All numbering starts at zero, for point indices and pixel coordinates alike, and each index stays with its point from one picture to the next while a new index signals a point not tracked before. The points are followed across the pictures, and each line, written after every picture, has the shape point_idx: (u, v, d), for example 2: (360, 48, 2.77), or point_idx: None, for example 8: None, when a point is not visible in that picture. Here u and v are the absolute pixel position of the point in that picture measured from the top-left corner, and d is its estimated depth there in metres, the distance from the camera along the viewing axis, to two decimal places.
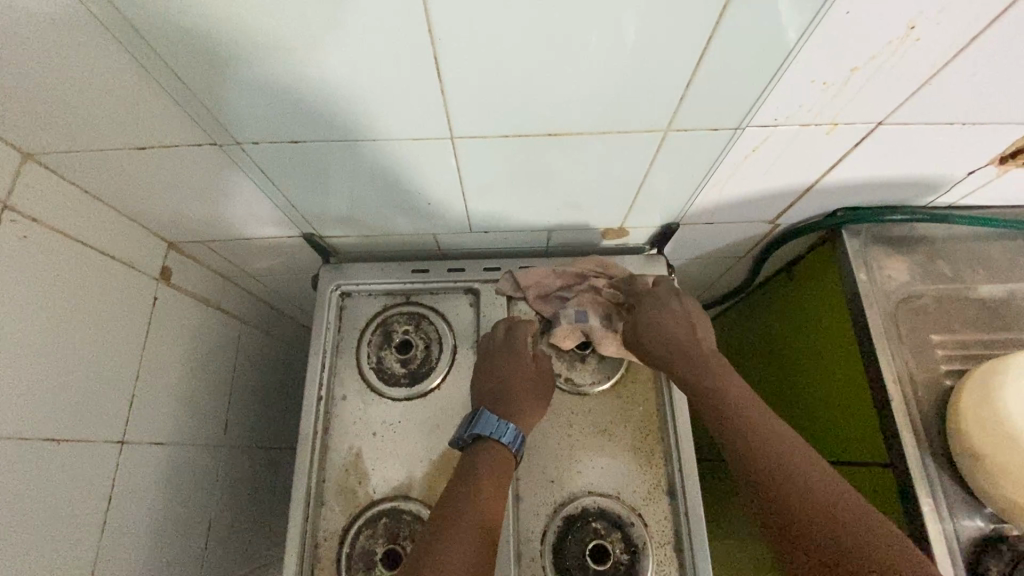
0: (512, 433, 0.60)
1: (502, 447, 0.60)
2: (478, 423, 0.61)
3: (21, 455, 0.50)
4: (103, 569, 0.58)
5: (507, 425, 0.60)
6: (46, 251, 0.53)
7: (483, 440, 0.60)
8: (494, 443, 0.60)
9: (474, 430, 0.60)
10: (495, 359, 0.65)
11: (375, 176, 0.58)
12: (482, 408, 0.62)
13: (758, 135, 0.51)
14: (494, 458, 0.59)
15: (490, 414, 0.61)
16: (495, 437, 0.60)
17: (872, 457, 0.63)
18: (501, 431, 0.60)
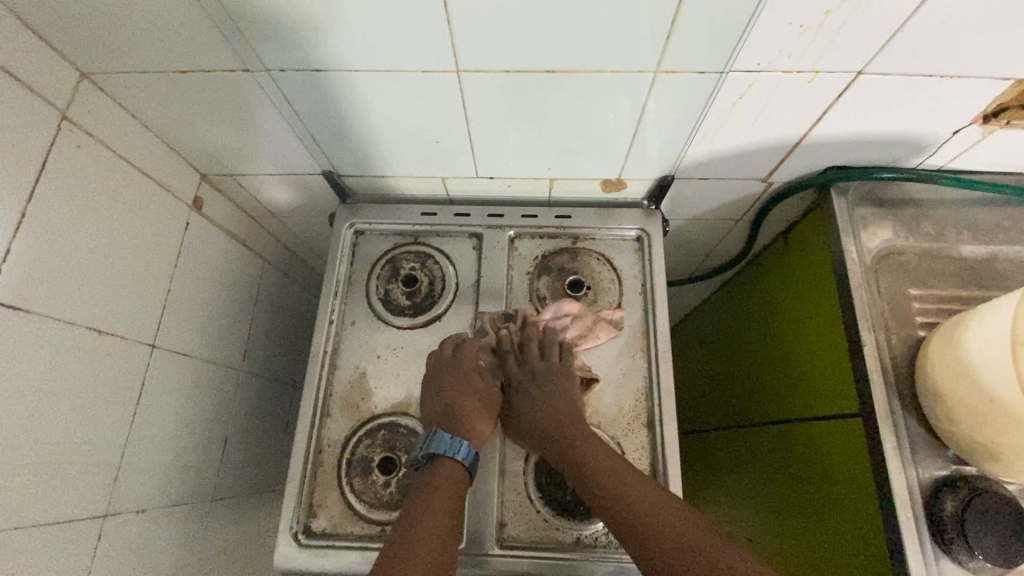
0: (466, 451, 0.62)
1: (456, 464, 0.61)
2: (431, 443, 0.61)
3: (67, 338, 0.56)
4: (130, 454, 0.64)
5: (464, 444, 0.62)
6: (97, 161, 0.59)
7: (438, 460, 0.61)
8: (450, 462, 0.61)
9: (429, 450, 0.61)
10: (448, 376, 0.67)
11: (392, 117, 0.63)
12: (436, 427, 0.63)
13: (743, 82, 0.55)
14: (447, 473, 0.60)
15: (444, 433, 0.62)
16: (450, 456, 0.61)
17: (842, 406, 0.66)
18: (455, 450, 0.61)
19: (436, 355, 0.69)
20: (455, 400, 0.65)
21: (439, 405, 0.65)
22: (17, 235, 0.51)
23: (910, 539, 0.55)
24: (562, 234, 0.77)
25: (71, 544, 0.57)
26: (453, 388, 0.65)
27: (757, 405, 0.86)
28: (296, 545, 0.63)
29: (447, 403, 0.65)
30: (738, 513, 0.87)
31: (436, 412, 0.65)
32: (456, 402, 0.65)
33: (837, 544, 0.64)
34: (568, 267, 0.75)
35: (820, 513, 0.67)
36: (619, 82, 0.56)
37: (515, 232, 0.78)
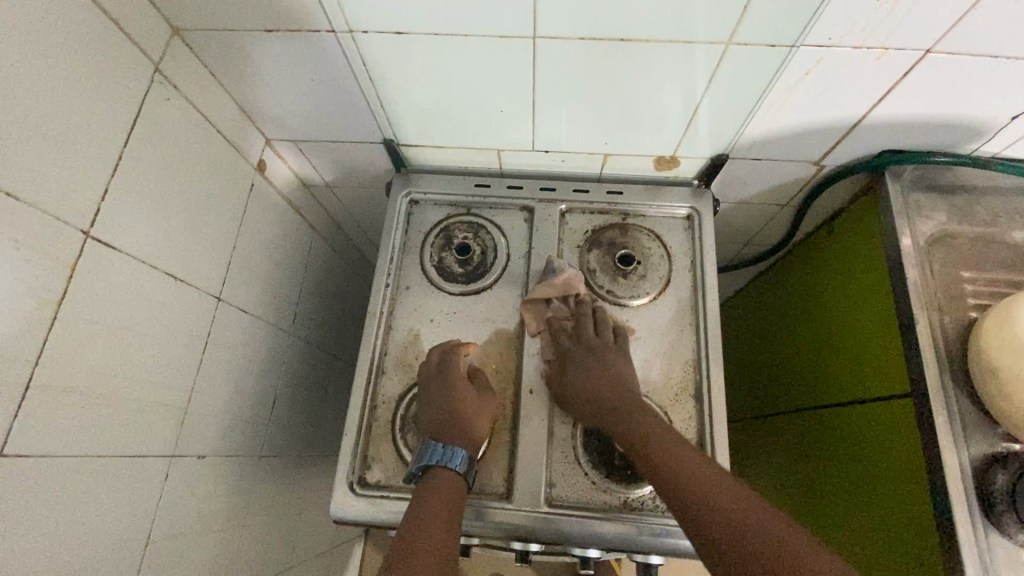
0: (461, 458, 0.63)
1: (451, 473, 0.62)
2: (424, 456, 0.63)
3: (153, 280, 0.59)
4: (197, 400, 0.67)
5: (457, 451, 0.63)
6: (183, 114, 0.62)
7: (433, 470, 0.62)
8: (444, 471, 0.61)
9: (424, 462, 0.62)
10: (431, 388, 0.67)
11: (462, 84, 0.66)
12: (428, 439, 0.64)
13: (812, 56, 0.56)
14: (443, 482, 0.61)
15: (436, 444, 0.63)
16: (444, 466, 0.62)
17: (893, 388, 0.67)
18: (448, 457, 0.62)
19: (425, 364, 0.69)
20: (444, 408, 0.64)
21: (431, 415, 0.65)
22: (117, 175, 0.53)
23: (959, 510, 0.56)
24: (612, 210, 0.79)
25: (145, 476, 0.59)
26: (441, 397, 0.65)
27: (799, 392, 0.87)
28: (351, 493, 0.65)
29: (437, 413, 0.64)
30: (784, 500, 0.88)
31: (429, 422, 0.65)
32: (445, 411, 0.64)
33: (887, 522, 0.65)
34: (619, 242, 0.77)
35: (870, 494, 0.68)
36: (690, 52, 0.58)
37: (567, 206, 0.79)
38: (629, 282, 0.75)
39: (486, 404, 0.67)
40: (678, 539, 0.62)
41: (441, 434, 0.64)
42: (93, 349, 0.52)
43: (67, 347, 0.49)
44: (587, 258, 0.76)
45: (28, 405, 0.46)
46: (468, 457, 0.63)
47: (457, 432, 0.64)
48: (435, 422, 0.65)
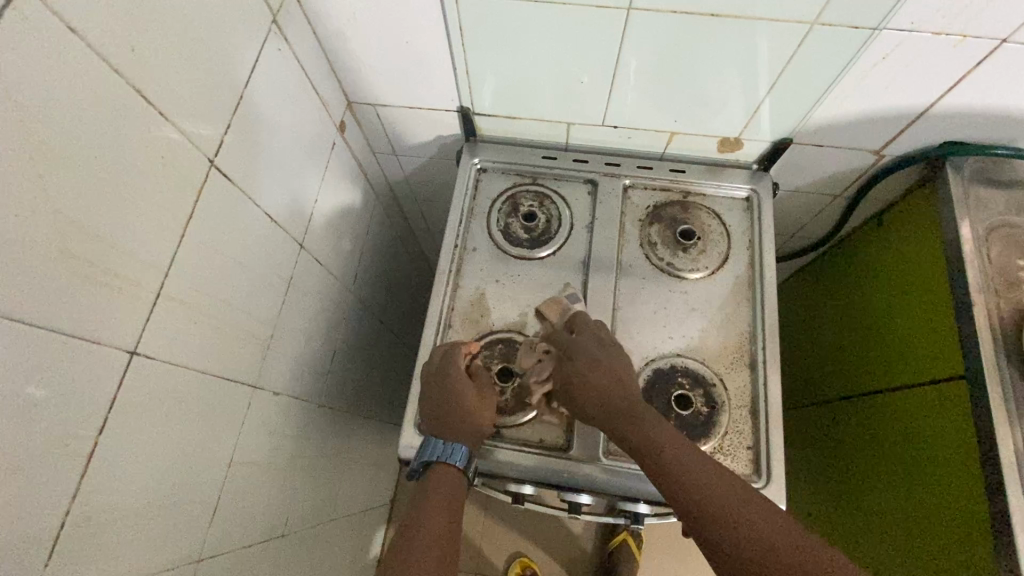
0: (461, 454, 0.64)
1: (452, 468, 0.63)
2: (426, 451, 0.64)
3: (255, 217, 0.63)
4: (278, 338, 0.71)
5: (458, 447, 0.64)
6: (288, 66, 0.66)
7: (434, 465, 0.63)
8: (444, 465, 0.63)
9: (424, 457, 0.64)
10: (432, 388, 0.68)
11: (551, 55, 0.70)
12: (429, 435, 0.65)
13: (891, 41, 0.60)
14: (442, 477, 0.62)
15: (436, 439, 0.64)
16: (444, 461, 0.63)
17: (946, 371, 0.69)
18: (448, 453, 0.63)
19: (427, 366, 0.70)
20: (446, 404, 0.65)
21: (432, 411, 0.66)
22: (236, 113, 0.57)
23: (1012, 481, 0.59)
24: (674, 188, 0.82)
25: (233, 401, 0.63)
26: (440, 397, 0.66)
27: (843, 380, 0.89)
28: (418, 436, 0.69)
29: (439, 409, 0.65)
30: (826, 486, 0.91)
31: (430, 417, 0.67)
32: (447, 408, 0.65)
33: (937, 499, 0.68)
34: (679, 219, 0.80)
35: (923, 474, 0.71)
36: (774, 30, 0.61)
37: (630, 181, 0.83)
38: (689, 255, 0.78)
39: (488, 400, 0.67)
40: None
41: (442, 431, 0.65)
42: (206, 271, 0.55)
43: (188, 263, 0.52)
44: (649, 245, 0.79)
45: (157, 310, 0.49)
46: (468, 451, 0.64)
47: (458, 426, 0.65)
48: (437, 418, 0.66)
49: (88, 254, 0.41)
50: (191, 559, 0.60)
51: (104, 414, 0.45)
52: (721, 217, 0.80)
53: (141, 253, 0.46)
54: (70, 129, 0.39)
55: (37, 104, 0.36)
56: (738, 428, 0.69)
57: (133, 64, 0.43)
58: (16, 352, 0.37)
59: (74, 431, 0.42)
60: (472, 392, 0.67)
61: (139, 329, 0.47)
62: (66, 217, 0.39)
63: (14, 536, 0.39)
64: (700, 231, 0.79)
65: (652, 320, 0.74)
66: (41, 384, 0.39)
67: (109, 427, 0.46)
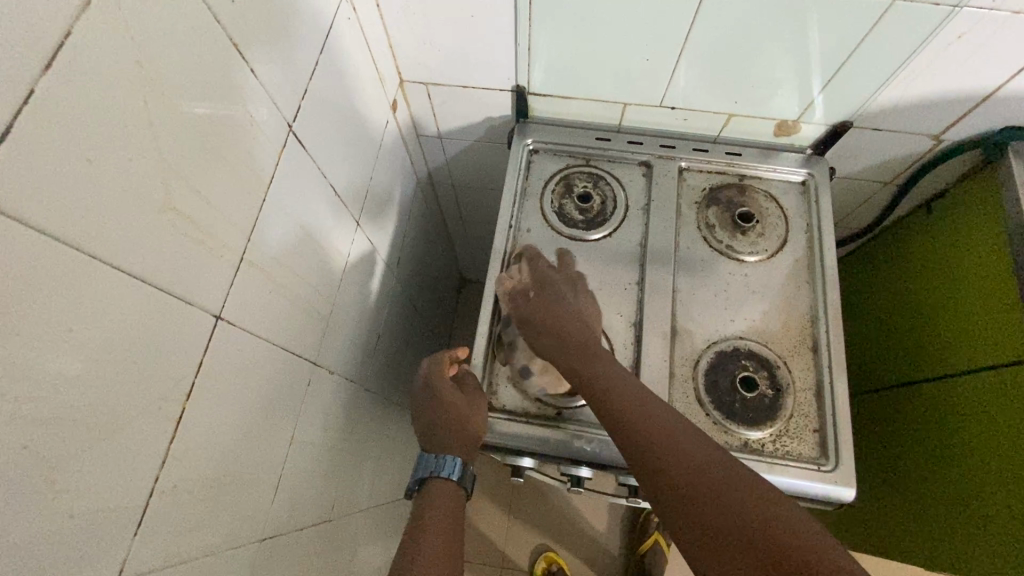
0: (453, 466, 0.61)
1: (446, 481, 0.60)
2: (418, 468, 0.62)
3: (320, 188, 0.62)
4: (335, 316, 0.70)
5: (447, 458, 0.61)
6: (352, 38, 0.65)
7: (428, 481, 0.60)
8: (438, 479, 0.60)
9: (417, 475, 0.61)
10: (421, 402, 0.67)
11: (617, 32, 0.69)
12: (422, 453, 0.63)
13: (970, 19, 0.59)
14: (435, 490, 0.59)
15: (428, 454, 0.62)
16: (437, 474, 0.60)
17: (1010, 356, 0.69)
18: (439, 466, 0.61)
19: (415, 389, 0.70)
20: (435, 416, 0.64)
21: (424, 427, 0.65)
22: (308, 80, 0.56)
23: None
24: (730, 170, 0.81)
25: (296, 377, 0.61)
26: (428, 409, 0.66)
27: (892, 368, 0.89)
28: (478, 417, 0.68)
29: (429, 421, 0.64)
30: (871, 474, 0.90)
31: (423, 434, 0.65)
32: (436, 419, 0.64)
33: (1001, 483, 0.67)
34: (736, 201, 0.79)
35: (984, 460, 0.70)
36: (853, 6, 0.61)
37: (685, 163, 0.82)
38: (747, 238, 0.77)
39: (477, 405, 0.66)
40: (800, 481, 0.63)
41: (434, 445, 0.63)
42: (278, 239, 0.54)
43: (264, 228, 0.51)
44: (708, 227, 0.78)
45: (239, 275, 0.48)
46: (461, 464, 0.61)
47: (447, 437, 0.63)
48: (427, 432, 0.65)
49: (183, 212, 0.40)
50: (255, 537, 0.58)
51: (192, 380, 0.43)
52: (778, 200, 0.80)
53: (229, 214, 0.45)
54: (174, 76, 0.37)
55: (148, 45, 0.35)
56: (803, 411, 0.68)
57: (229, 15, 0.42)
58: (121, 303, 0.35)
59: (167, 394, 0.41)
60: (458, 400, 0.66)
61: (224, 292, 0.46)
62: (169, 167, 0.38)
63: (110, 501, 0.37)
64: (756, 213, 0.79)
65: (712, 302, 0.74)
66: (140, 340, 0.38)
67: (197, 394, 0.44)
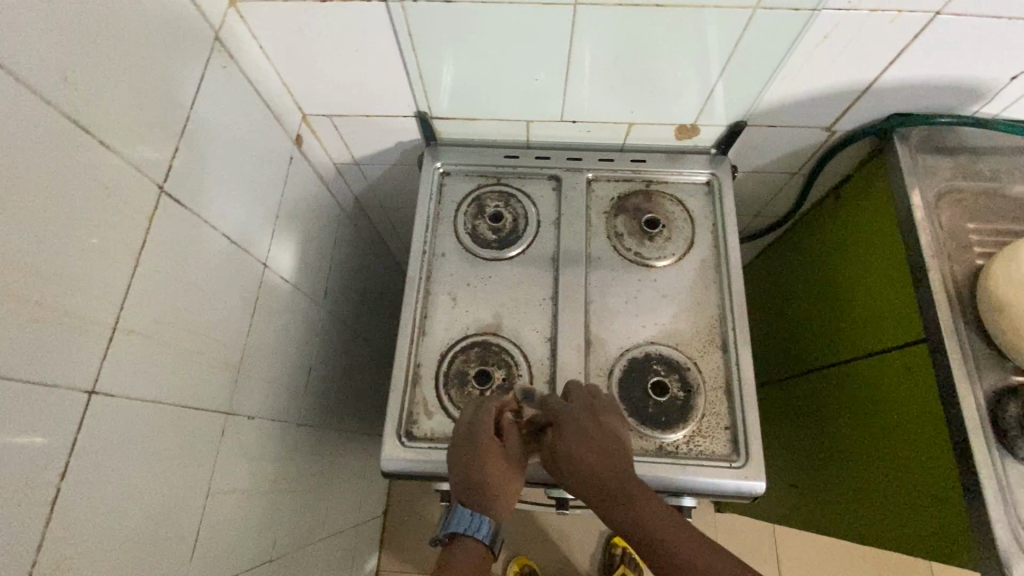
0: (487, 528, 0.58)
1: (476, 541, 0.58)
2: (450, 521, 0.59)
3: (209, 239, 0.62)
4: (247, 361, 0.70)
5: (483, 521, 0.58)
6: (233, 80, 0.64)
7: (459, 538, 0.58)
8: (468, 540, 0.58)
9: (449, 529, 0.59)
10: (460, 443, 0.60)
11: (502, 54, 0.69)
12: (455, 503, 0.60)
13: (831, 20, 0.61)
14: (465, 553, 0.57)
15: (463, 509, 0.59)
16: (468, 535, 0.58)
17: (907, 337, 0.71)
18: (474, 527, 0.58)
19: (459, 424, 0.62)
20: (474, 465, 0.57)
21: (460, 474, 0.58)
22: (181, 136, 0.56)
23: (976, 441, 0.60)
24: (636, 177, 0.83)
25: (203, 430, 0.62)
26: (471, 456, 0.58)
27: (813, 351, 0.91)
28: (400, 446, 0.68)
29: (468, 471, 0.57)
30: (803, 455, 0.93)
31: (458, 480, 0.58)
32: (476, 468, 0.57)
33: (905, 461, 0.70)
34: (643, 207, 0.81)
35: (892, 440, 0.72)
36: (721, 16, 0.62)
37: (593, 174, 0.83)
38: (655, 244, 0.79)
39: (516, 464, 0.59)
40: (711, 479, 0.65)
41: (471, 498, 0.57)
42: (161, 300, 0.54)
43: (141, 294, 0.51)
44: (618, 237, 0.79)
45: (113, 347, 0.48)
46: (495, 528, 0.59)
47: (486, 492, 0.56)
48: (465, 482, 0.58)
49: (24, 298, 0.40)
50: None
51: (66, 460, 0.44)
52: (683, 203, 0.81)
53: (86, 289, 0.45)
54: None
55: None
56: (714, 410, 0.70)
57: (58, 92, 0.42)
58: None
59: (34, 480, 0.41)
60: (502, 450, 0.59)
61: (95, 366, 0.46)
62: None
63: None
64: (663, 218, 0.80)
65: (624, 310, 0.75)
66: None
67: (73, 472, 0.45)
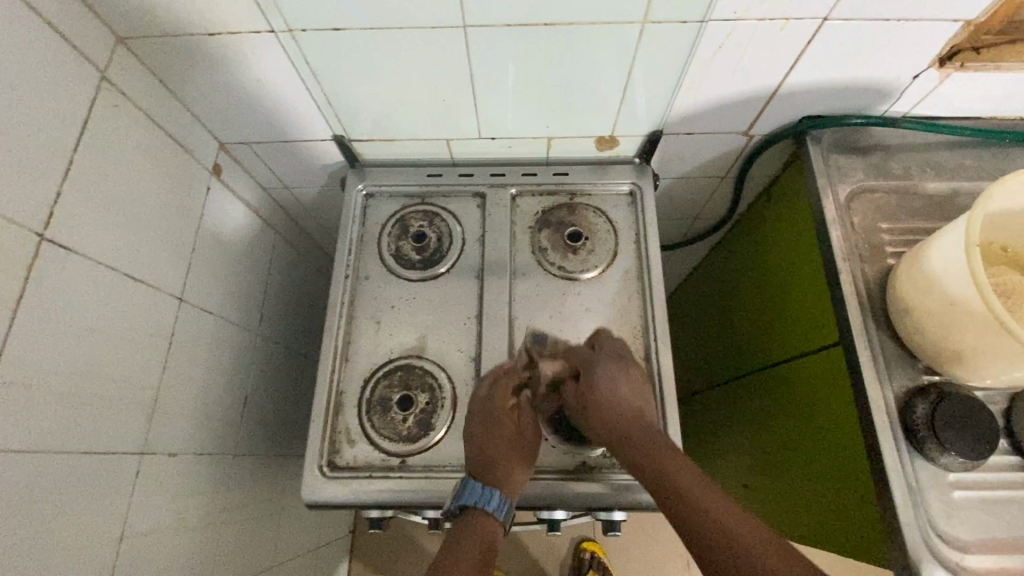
0: (498, 500, 0.60)
1: (486, 515, 0.59)
2: (464, 493, 0.61)
3: (109, 279, 0.61)
4: (165, 399, 0.69)
5: (494, 492, 0.60)
6: (129, 116, 0.64)
7: (471, 509, 0.60)
8: (479, 513, 0.59)
9: (461, 500, 0.60)
10: (474, 421, 0.66)
11: (403, 77, 0.68)
12: (469, 476, 0.62)
13: (722, 31, 0.61)
14: (476, 523, 0.59)
15: (475, 482, 0.61)
16: (480, 507, 0.59)
17: (825, 339, 0.71)
18: (485, 499, 0.60)
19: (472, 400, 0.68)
20: (489, 446, 0.63)
21: (474, 451, 0.64)
22: (67, 180, 0.56)
23: (886, 445, 0.60)
24: (560, 190, 0.83)
25: (112, 473, 0.61)
26: (485, 436, 0.64)
27: (754, 353, 0.92)
28: (321, 476, 0.67)
29: (483, 449, 0.63)
30: (749, 457, 0.93)
31: (472, 457, 0.64)
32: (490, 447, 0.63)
33: (829, 463, 0.70)
34: (567, 221, 0.81)
35: (818, 441, 0.73)
36: (612, 32, 0.62)
37: (517, 189, 0.83)
38: (579, 257, 0.78)
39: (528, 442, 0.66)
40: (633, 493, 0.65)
41: (484, 475, 0.62)
42: (50, 348, 0.53)
43: (24, 344, 0.51)
44: (542, 252, 0.79)
45: None
46: (507, 505, 0.61)
47: (497, 470, 0.62)
48: (478, 457, 0.63)
49: None
50: None
51: None
52: (607, 214, 0.81)
53: None
54: None
55: None
56: None
57: None
58: None
59: None
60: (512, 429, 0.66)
61: None
62: None
63: None
64: (586, 230, 0.80)
65: (548, 326, 0.75)
66: None
67: None
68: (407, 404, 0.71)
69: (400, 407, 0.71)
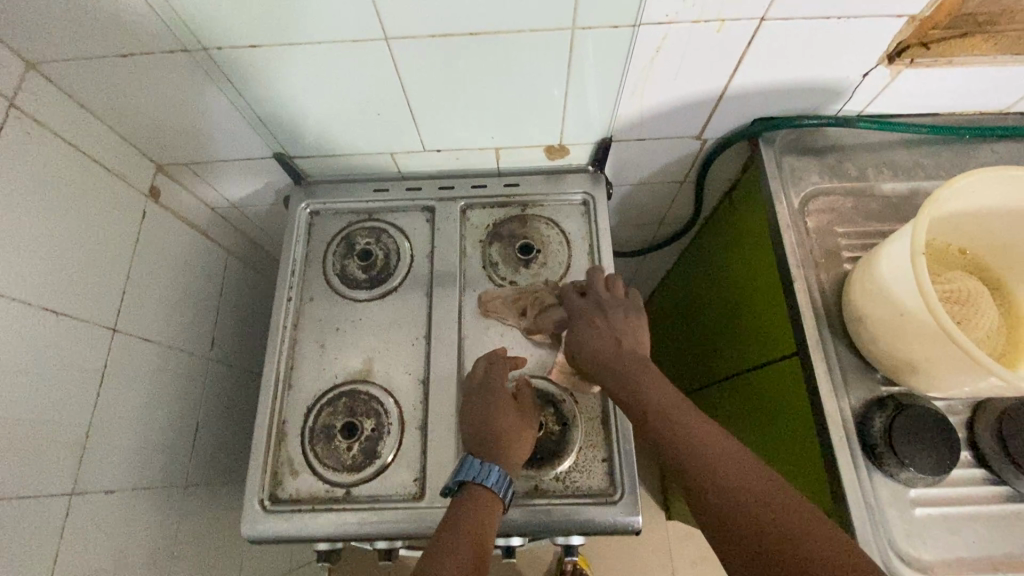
0: (497, 476, 0.60)
1: (484, 490, 0.59)
2: (461, 469, 0.61)
3: (27, 317, 0.58)
4: (98, 436, 0.66)
5: (493, 468, 0.60)
6: (45, 144, 0.61)
7: (469, 485, 0.60)
8: (479, 488, 0.59)
9: (459, 476, 0.60)
10: (471, 400, 0.66)
11: (334, 92, 0.66)
12: (467, 453, 0.62)
13: (656, 34, 0.59)
14: (475, 499, 0.58)
15: (473, 458, 0.61)
16: (479, 481, 0.59)
17: (784, 349, 0.68)
18: (485, 475, 0.60)
19: (468, 380, 0.68)
20: (487, 423, 0.63)
21: (471, 431, 0.64)
22: None
23: (844, 462, 0.57)
24: (511, 202, 0.80)
25: (38, 520, 0.58)
26: (483, 414, 0.64)
27: (725, 360, 0.89)
28: (262, 511, 0.65)
29: (480, 427, 0.63)
30: None
31: (470, 436, 0.64)
32: (489, 425, 0.63)
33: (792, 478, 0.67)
34: (517, 233, 0.78)
35: (782, 454, 0.70)
36: (542, 40, 0.59)
37: (466, 202, 0.80)
38: (530, 271, 0.76)
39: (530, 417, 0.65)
40: (586, 517, 0.63)
41: (483, 451, 0.62)
42: None
43: None
44: (492, 267, 0.77)
45: None
46: (507, 481, 0.60)
47: (495, 448, 0.62)
48: (477, 436, 0.63)
49: None
50: None
51: None
52: (560, 226, 0.79)
53: None
54: None
55: None
56: (591, 442, 0.67)
57: None
58: None
59: None
60: (512, 403, 0.65)
61: None
62: None
63: None
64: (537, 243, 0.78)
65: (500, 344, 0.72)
66: None
67: None
68: (351, 432, 0.68)
69: (344, 436, 0.68)
